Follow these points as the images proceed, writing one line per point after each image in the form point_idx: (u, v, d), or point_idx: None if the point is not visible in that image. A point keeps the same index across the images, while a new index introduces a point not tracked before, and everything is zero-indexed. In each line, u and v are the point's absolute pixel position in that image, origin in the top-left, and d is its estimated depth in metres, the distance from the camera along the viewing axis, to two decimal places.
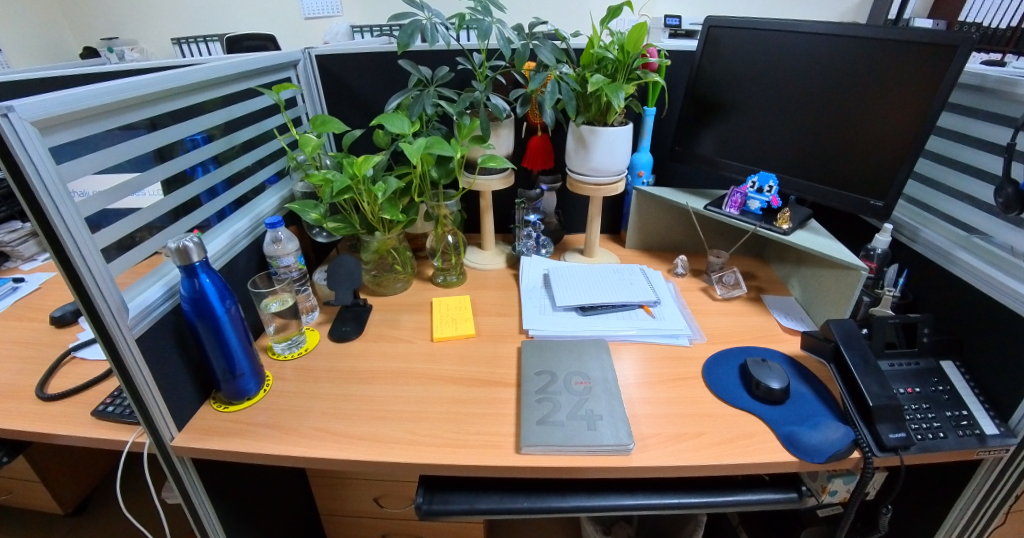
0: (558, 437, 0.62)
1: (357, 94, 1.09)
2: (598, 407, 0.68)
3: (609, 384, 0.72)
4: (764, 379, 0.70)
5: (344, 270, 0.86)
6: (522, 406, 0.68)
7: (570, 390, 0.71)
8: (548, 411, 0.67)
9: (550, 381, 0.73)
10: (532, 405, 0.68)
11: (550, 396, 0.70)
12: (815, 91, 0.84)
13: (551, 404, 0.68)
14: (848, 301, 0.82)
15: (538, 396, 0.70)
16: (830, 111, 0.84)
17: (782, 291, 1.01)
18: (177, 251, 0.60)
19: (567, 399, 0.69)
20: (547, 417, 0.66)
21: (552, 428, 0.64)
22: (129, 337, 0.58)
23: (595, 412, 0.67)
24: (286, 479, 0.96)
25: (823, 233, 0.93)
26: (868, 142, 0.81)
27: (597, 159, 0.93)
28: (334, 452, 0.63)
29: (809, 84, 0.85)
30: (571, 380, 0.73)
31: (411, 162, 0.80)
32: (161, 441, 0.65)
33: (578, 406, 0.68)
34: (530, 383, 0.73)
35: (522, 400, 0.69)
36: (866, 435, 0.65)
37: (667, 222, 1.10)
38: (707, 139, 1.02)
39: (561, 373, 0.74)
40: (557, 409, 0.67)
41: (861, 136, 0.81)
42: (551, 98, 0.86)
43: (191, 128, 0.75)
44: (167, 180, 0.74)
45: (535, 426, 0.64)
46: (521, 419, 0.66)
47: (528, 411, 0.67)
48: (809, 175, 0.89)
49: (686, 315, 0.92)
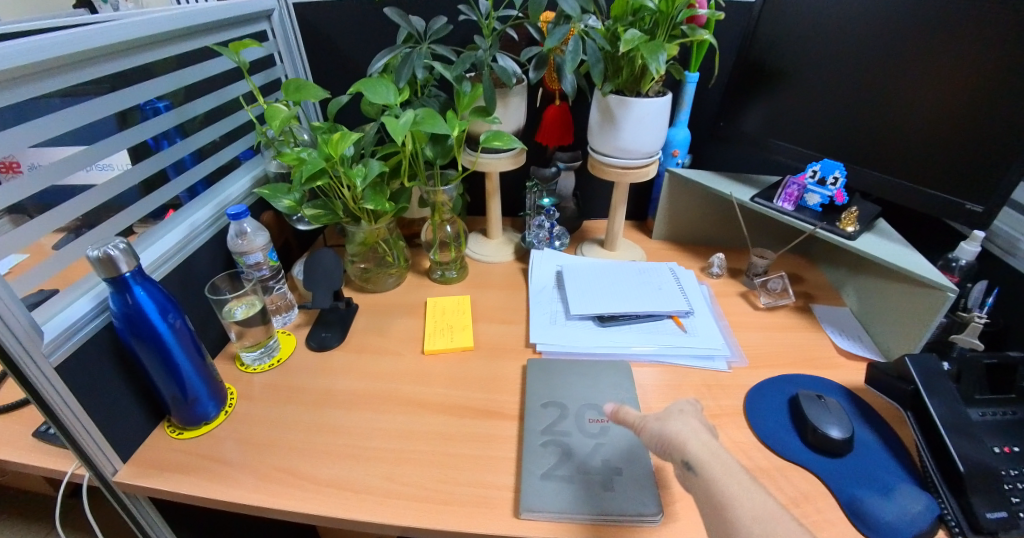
0: (565, 500, 0.51)
1: (343, 52, 0.92)
2: (617, 456, 0.56)
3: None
4: (821, 424, 0.58)
5: (322, 268, 0.74)
6: (525, 450, 0.56)
7: (583, 432, 0.59)
8: (554, 461, 0.55)
9: (560, 417, 0.61)
10: (535, 451, 0.56)
11: (558, 439, 0.58)
12: (898, 59, 0.66)
13: (559, 450, 0.56)
14: (925, 327, 0.66)
15: (542, 440, 0.58)
16: (913, 87, 0.65)
17: (835, 300, 0.86)
18: (100, 261, 0.48)
19: (579, 444, 0.57)
20: (554, 468, 0.54)
21: (558, 488, 0.52)
22: (47, 366, 0.47)
23: (614, 464, 0.55)
24: None
25: (896, 236, 0.76)
26: (959, 129, 0.62)
27: (624, 138, 0.76)
28: (297, 503, 0.52)
29: (889, 49, 0.66)
30: (584, 416, 0.61)
31: (396, 140, 0.65)
32: (102, 476, 0.56)
33: (593, 455, 0.56)
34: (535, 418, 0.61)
35: (523, 445, 0.58)
36: (952, 508, 0.51)
37: (703, 210, 0.94)
38: (756, 112, 0.84)
39: (571, 407, 0.62)
40: (567, 458, 0.55)
41: (950, 121, 0.63)
42: (571, 60, 0.69)
43: (130, 97, 0.61)
44: (132, 148, 0.65)
45: (538, 482, 0.53)
46: (521, 472, 0.54)
47: (532, 459, 0.55)
48: (880, 166, 0.71)
49: (722, 329, 0.78)
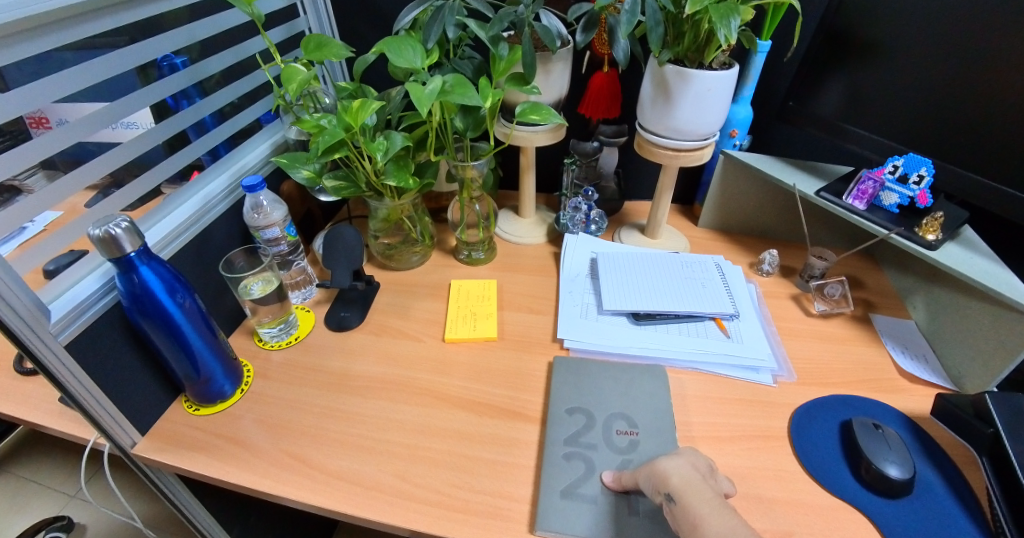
0: (587, 522, 0.47)
1: (371, 3, 0.84)
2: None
3: (663, 438, 0.55)
4: (878, 460, 0.51)
5: (342, 244, 0.70)
6: (545, 461, 0.52)
7: (610, 446, 0.54)
8: (576, 476, 0.51)
9: (585, 426, 0.56)
10: (556, 464, 0.52)
11: (581, 452, 0.53)
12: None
13: (584, 465, 0.52)
14: (1010, 358, 0.57)
15: (564, 452, 0.54)
16: None
17: (902, 312, 0.76)
18: (101, 241, 0.45)
19: (606, 459, 0.53)
20: (575, 485, 0.50)
21: (578, 508, 0.48)
22: (56, 345, 0.46)
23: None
24: None
25: (986, 248, 0.65)
26: None
27: (679, 116, 0.67)
28: (306, 494, 0.51)
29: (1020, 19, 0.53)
30: (612, 427, 0.56)
31: (421, 112, 0.59)
32: (121, 447, 0.56)
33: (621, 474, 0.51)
34: (559, 424, 0.57)
35: (543, 455, 0.54)
36: None
37: (760, 198, 0.84)
38: (833, 90, 0.71)
39: (598, 416, 0.57)
40: (591, 475, 0.51)
41: None
42: (628, 22, 0.59)
43: (138, 55, 0.56)
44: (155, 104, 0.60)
45: (558, 499, 0.49)
46: (539, 485, 0.50)
47: (552, 472, 0.51)
48: (982, 165, 0.60)
49: (771, 336, 0.71)
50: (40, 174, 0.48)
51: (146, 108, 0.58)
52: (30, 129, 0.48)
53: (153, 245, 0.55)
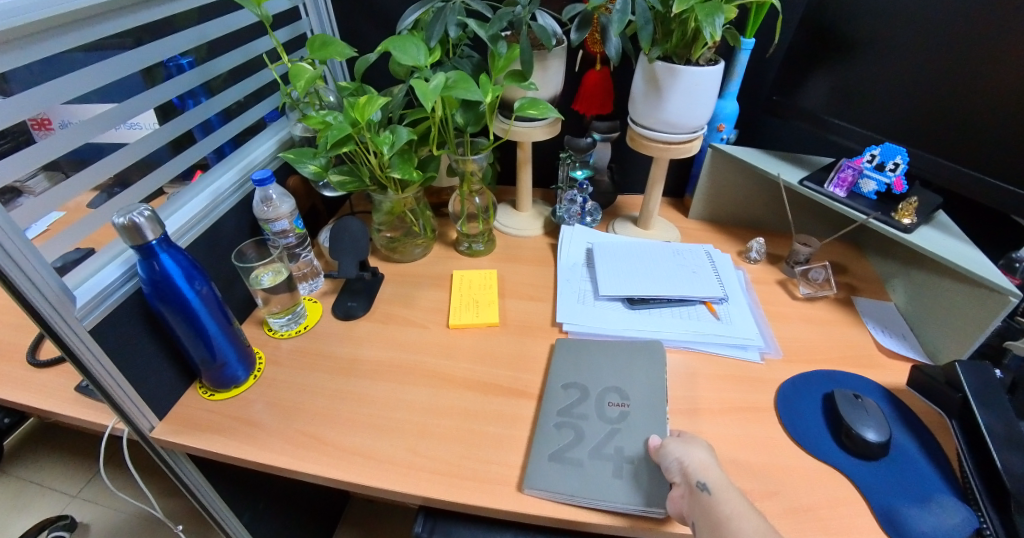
0: (568, 484, 0.50)
1: (371, 4, 0.87)
2: (633, 445, 0.53)
3: (654, 410, 0.57)
4: (858, 426, 0.55)
5: (348, 235, 0.74)
6: (537, 430, 0.56)
7: (601, 416, 0.57)
8: (565, 442, 0.54)
9: (580, 399, 0.59)
10: (548, 432, 0.55)
11: (573, 421, 0.56)
12: (990, 28, 0.57)
13: (573, 433, 0.55)
14: (980, 330, 0.61)
15: (557, 420, 0.57)
16: (1007, 62, 0.57)
17: (883, 295, 0.81)
18: (125, 228, 0.47)
19: (596, 428, 0.55)
20: (562, 451, 0.53)
21: (566, 470, 0.51)
22: (81, 329, 0.48)
23: (630, 454, 0.52)
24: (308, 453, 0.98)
25: (960, 231, 0.70)
26: None
27: (669, 109, 0.70)
28: (323, 469, 0.54)
29: (986, 17, 0.57)
30: (605, 399, 0.59)
31: (425, 107, 0.62)
32: (140, 431, 0.58)
33: (608, 441, 0.54)
34: (555, 397, 0.60)
35: (538, 425, 0.57)
36: (993, 522, 0.49)
37: (747, 188, 0.88)
38: (818, 85, 0.76)
39: (593, 389, 0.60)
40: (578, 441, 0.54)
41: None
42: (619, 21, 0.63)
43: (149, 54, 0.59)
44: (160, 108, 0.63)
45: (545, 463, 0.52)
46: (531, 451, 0.54)
47: (543, 440, 0.54)
48: (953, 153, 0.64)
49: (759, 318, 0.75)
50: (42, 175, 0.51)
51: (154, 107, 0.60)
52: (33, 130, 0.51)
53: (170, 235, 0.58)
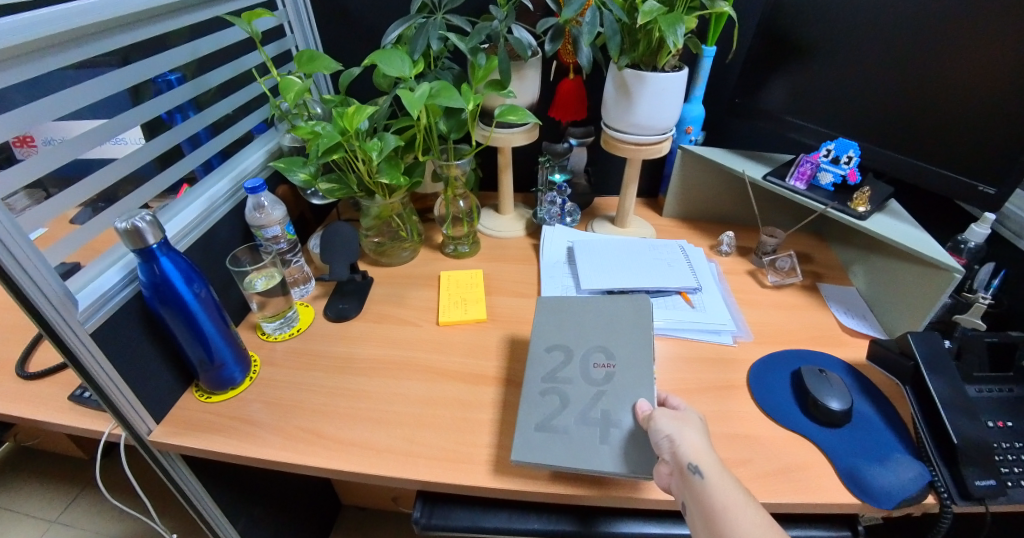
0: (555, 452, 0.51)
1: (354, 21, 0.91)
2: (619, 405, 0.54)
3: (638, 368, 0.58)
4: (823, 397, 0.60)
5: (339, 239, 0.77)
6: (523, 399, 0.57)
7: (586, 378, 0.58)
8: (551, 410, 0.55)
9: (563, 362, 0.60)
10: (534, 399, 0.57)
11: (558, 386, 0.58)
12: (924, 33, 0.64)
13: (558, 399, 0.56)
14: (931, 304, 0.67)
15: (542, 388, 0.58)
16: (941, 63, 0.64)
17: (844, 280, 0.87)
18: (127, 232, 0.50)
19: (581, 390, 0.57)
20: (547, 420, 0.54)
21: (551, 438, 0.52)
22: (81, 332, 0.50)
23: (616, 416, 0.53)
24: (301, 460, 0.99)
25: (909, 217, 0.76)
26: (984, 107, 0.62)
27: (639, 113, 0.76)
28: (324, 461, 0.56)
29: (919, 23, 0.64)
30: (591, 360, 0.60)
31: (412, 114, 0.66)
32: (138, 435, 0.59)
33: (594, 405, 0.55)
34: (539, 361, 0.61)
35: (524, 392, 0.58)
36: (945, 476, 0.55)
37: (716, 186, 0.94)
38: (776, 88, 0.82)
39: (577, 352, 0.61)
40: (564, 407, 0.55)
41: (974, 99, 0.62)
42: (588, 32, 0.68)
43: (147, 68, 0.61)
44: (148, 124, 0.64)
45: (532, 433, 0.53)
46: (518, 421, 0.55)
47: (530, 408, 0.56)
48: (900, 145, 0.71)
49: (731, 305, 0.80)
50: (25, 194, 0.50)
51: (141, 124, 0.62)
52: (14, 148, 0.53)
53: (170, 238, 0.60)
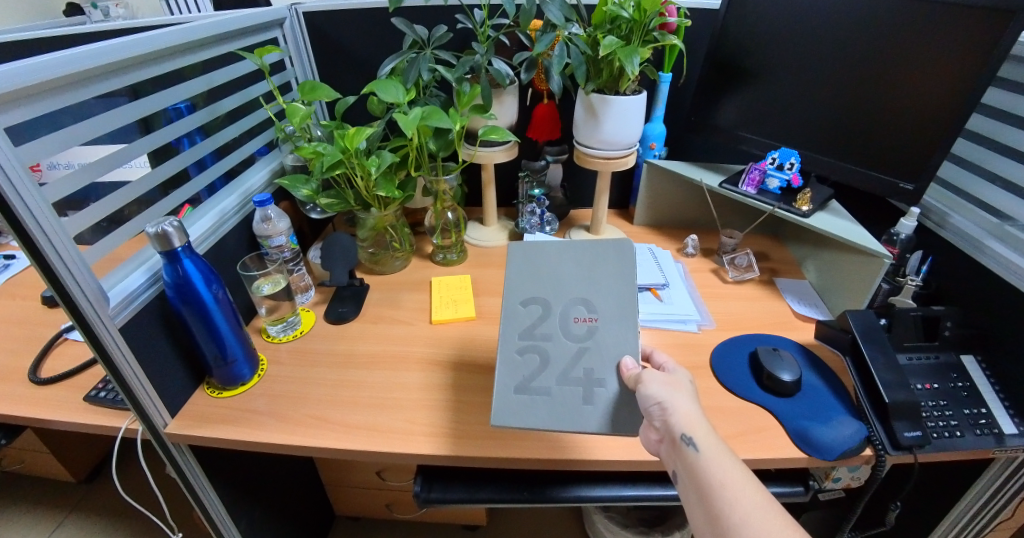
0: (534, 412, 0.56)
1: (349, 55, 1.01)
2: (599, 363, 0.59)
3: (618, 323, 0.60)
4: (775, 370, 0.68)
5: (340, 249, 0.85)
6: (502, 359, 0.60)
7: (567, 334, 0.61)
8: (530, 371, 0.59)
9: (541, 317, 0.62)
10: (514, 360, 0.60)
11: (537, 344, 0.61)
12: (846, 58, 0.77)
13: (539, 358, 0.60)
14: (867, 286, 0.77)
15: (521, 345, 0.61)
16: (862, 82, 0.76)
17: (797, 274, 0.97)
18: (156, 236, 0.56)
19: (562, 347, 0.60)
20: (529, 380, 0.59)
21: (533, 399, 0.57)
22: (111, 326, 0.55)
23: (597, 375, 0.58)
24: (297, 466, 1.01)
25: (846, 215, 0.87)
26: (901, 118, 0.74)
27: (606, 130, 0.86)
28: (332, 442, 0.61)
29: (842, 49, 0.77)
30: (571, 315, 0.62)
31: (406, 134, 0.75)
32: (154, 428, 0.63)
33: (575, 364, 0.59)
34: (516, 316, 0.63)
35: (502, 350, 0.61)
36: (880, 432, 0.63)
37: (679, 196, 1.05)
38: (727, 108, 0.94)
39: (555, 305, 0.62)
40: (543, 366, 0.59)
41: (893, 111, 0.74)
42: (558, 63, 0.79)
43: (182, 91, 0.69)
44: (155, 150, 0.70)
45: (513, 395, 0.58)
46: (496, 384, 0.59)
47: (510, 368, 0.59)
48: (835, 152, 0.83)
49: (696, 299, 0.89)
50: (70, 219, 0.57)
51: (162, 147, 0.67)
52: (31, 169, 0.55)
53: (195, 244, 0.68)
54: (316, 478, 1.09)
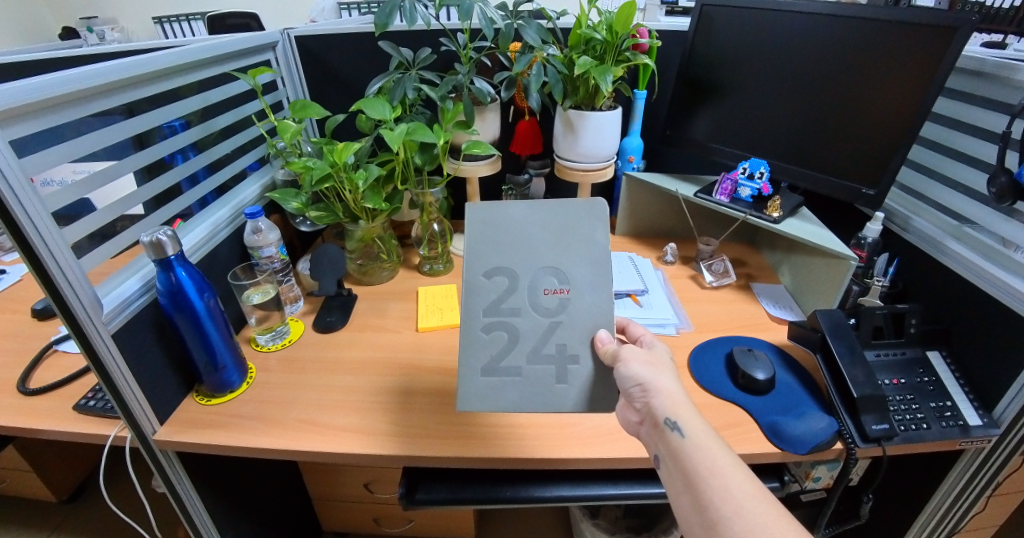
0: (505, 393, 0.59)
1: (339, 76, 1.06)
2: (570, 338, 0.60)
3: (591, 292, 0.60)
4: (749, 369, 0.71)
5: (328, 259, 0.87)
6: (467, 338, 0.60)
7: (540, 307, 0.60)
8: (497, 350, 0.60)
9: (508, 290, 0.61)
10: (481, 338, 0.60)
11: (504, 320, 0.61)
12: (806, 73, 0.82)
13: (505, 334, 0.61)
14: (837, 284, 0.80)
15: (486, 322, 0.61)
16: (822, 94, 0.81)
17: (773, 279, 1.00)
18: (151, 244, 0.58)
19: (532, 321, 0.60)
20: (494, 362, 0.60)
21: (502, 380, 0.60)
22: (104, 332, 0.56)
23: (569, 351, 0.60)
24: (285, 479, 1.01)
25: (814, 220, 0.91)
26: (860, 127, 0.79)
27: (584, 144, 0.90)
28: (318, 445, 0.62)
29: (801, 64, 0.82)
30: (543, 287, 0.61)
31: (392, 148, 0.78)
32: (143, 435, 0.64)
33: (545, 340, 0.60)
34: (481, 289, 0.61)
35: (467, 329, 0.61)
36: (850, 425, 0.66)
37: (659, 207, 1.09)
38: (700, 122, 0.99)
39: (523, 277, 0.61)
40: (512, 345, 0.60)
41: (852, 120, 0.79)
42: (535, 81, 0.83)
43: (174, 109, 0.72)
44: (147, 167, 0.73)
45: (480, 378, 0.60)
46: (462, 368, 0.60)
47: (477, 349, 0.60)
48: (800, 160, 0.87)
49: (675, 303, 0.92)
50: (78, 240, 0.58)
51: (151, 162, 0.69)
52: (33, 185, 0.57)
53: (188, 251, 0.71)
54: (303, 492, 1.09)
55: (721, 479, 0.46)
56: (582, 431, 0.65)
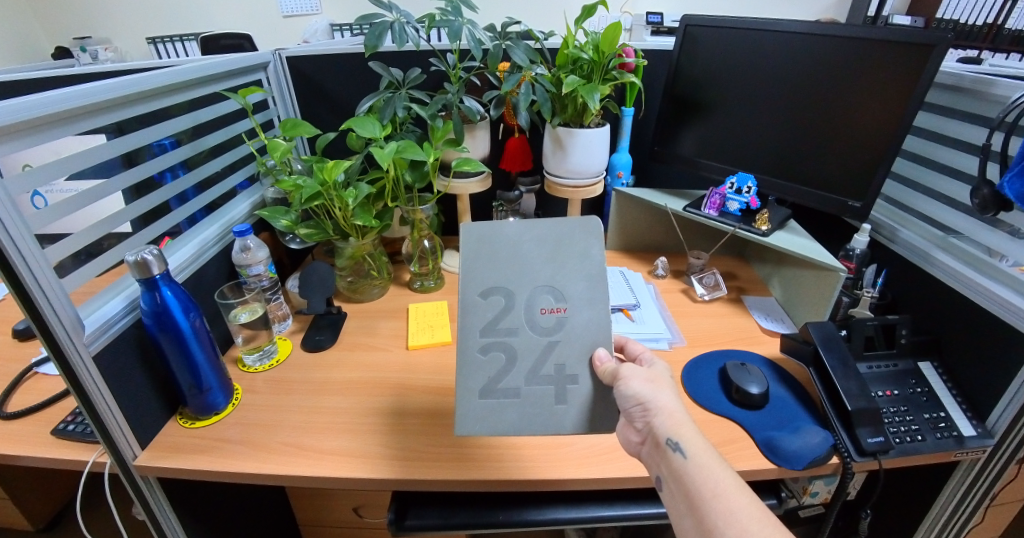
0: (502, 413, 0.58)
1: (330, 95, 1.07)
2: (568, 358, 0.59)
3: (589, 310, 0.60)
4: (743, 384, 0.70)
5: (317, 278, 0.86)
6: (462, 360, 0.60)
7: (537, 326, 0.60)
8: (495, 372, 0.59)
9: (504, 309, 0.60)
10: (477, 360, 0.60)
11: (501, 340, 0.60)
12: (791, 90, 0.84)
13: (503, 355, 0.60)
14: (828, 298, 0.80)
15: (483, 343, 0.60)
16: (807, 110, 0.83)
17: (764, 291, 1.01)
18: (137, 264, 0.57)
19: (529, 341, 0.60)
20: (491, 383, 0.59)
21: (497, 400, 0.59)
22: (85, 354, 0.55)
23: (568, 372, 0.59)
24: (272, 505, 0.98)
25: (802, 233, 0.91)
26: (845, 142, 0.80)
27: (573, 161, 0.91)
28: (305, 469, 0.61)
29: (786, 82, 0.84)
30: (540, 307, 0.60)
31: (382, 166, 0.78)
32: (123, 461, 0.62)
33: (544, 361, 0.59)
34: (477, 309, 0.61)
35: (463, 349, 0.60)
36: (845, 440, 0.65)
37: (650, 222, 1.10)
38: (687, 138, 1.00)
39: (519, 296, 0.61)
40: (509, 366, 0.60)
41: (837, 135, 0.80)
42: (524, 100, 0.84)
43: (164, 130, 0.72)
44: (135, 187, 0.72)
45: (477, 400, 0.59)
46: (459, 389, 0.59)
47: (473, 370, 0.59)
48: (787, 174, 0.88)
49: (667, 317, 0.92)
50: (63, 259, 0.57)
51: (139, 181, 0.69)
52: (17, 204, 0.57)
53: (174, 270, 0.70)
54: (290, 519, 1.06)
55: (724, 501, 0.45)
56: (576, 451, 0.64)
